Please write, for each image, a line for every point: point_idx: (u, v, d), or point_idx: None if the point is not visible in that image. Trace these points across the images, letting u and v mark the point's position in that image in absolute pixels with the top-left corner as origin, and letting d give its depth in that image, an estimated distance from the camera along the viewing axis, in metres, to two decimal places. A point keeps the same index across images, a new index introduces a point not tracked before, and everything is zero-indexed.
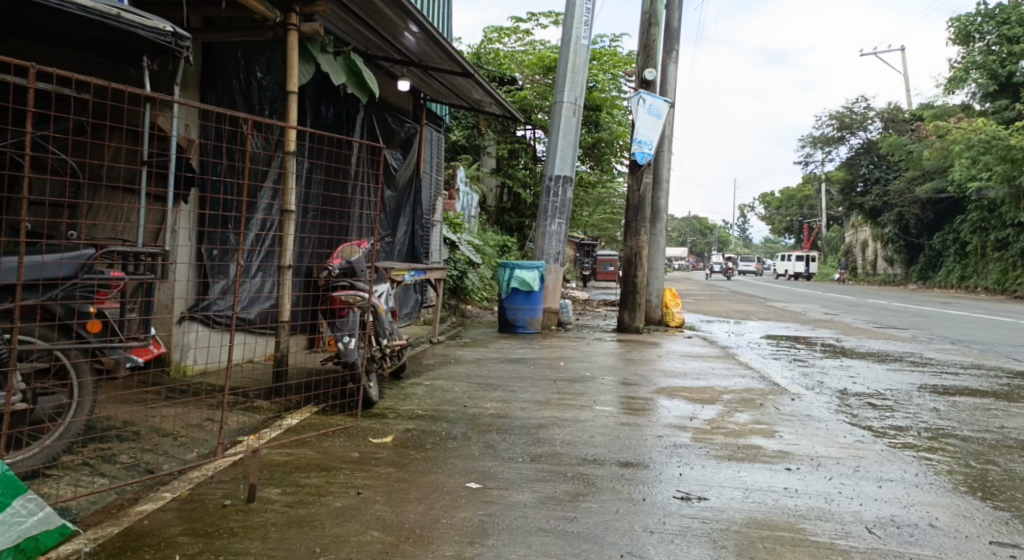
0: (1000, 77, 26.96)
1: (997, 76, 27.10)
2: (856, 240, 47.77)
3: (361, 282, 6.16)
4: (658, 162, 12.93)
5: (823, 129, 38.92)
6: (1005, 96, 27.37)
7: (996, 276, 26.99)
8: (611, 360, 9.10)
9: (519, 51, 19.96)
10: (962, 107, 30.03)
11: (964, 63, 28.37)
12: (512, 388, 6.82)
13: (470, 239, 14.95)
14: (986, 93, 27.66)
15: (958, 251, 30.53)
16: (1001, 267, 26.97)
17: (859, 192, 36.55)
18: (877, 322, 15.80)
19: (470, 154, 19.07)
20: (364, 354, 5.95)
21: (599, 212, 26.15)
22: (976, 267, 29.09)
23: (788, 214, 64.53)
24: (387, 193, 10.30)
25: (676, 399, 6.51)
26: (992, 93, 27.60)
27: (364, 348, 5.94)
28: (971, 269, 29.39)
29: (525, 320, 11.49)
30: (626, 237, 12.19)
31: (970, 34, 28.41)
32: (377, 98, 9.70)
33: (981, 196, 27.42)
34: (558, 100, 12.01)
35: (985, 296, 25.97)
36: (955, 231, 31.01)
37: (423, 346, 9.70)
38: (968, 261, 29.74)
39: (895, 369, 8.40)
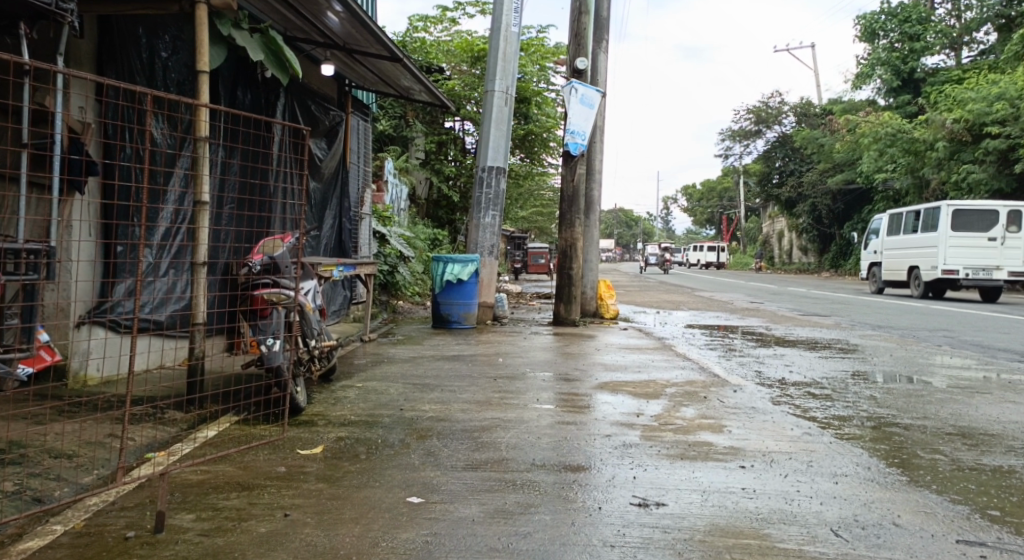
0: (902, 73, 27.52)
1: (900, 72, 27.64)
2: (772, 231, 48.65)
3: (285, 279, 5.75)
4: (591, 151, 12.71)
5: (741, 122, 39.40)
6: (907, 91, 28.03)
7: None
8: (548, 355, 8.81)
9: (444, 41, 19.51)
10: (869, 102, 30.64)
11: (869, 61, 28.85)
12: (450, 388, 6.47)
13: (400, 232, 14.51)
14: (890, 88, 28.14)
15: None
16: None
17: (775, 183, 37.15)
18: (801, 310, 15.91)
19: (398, 145, 18.73)
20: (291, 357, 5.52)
21: (525, 204, 25.87)
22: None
23: (709, 206, 65.47)
24: (313, 185, 9.84)
25: (620, 395, 6.25)
26: (895, 88, 28.14)
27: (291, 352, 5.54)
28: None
29: (459, 315, 11.12)
30: (561, 228, 11.92)
31: (875, 32, 28.83)
32: (298, 83, 9.22)
33: (887, 187, 28.11)
34: (489, 89, 11.65)
35: None
36: (862, 221, 31.79)
37: (353, 345, 9.25)
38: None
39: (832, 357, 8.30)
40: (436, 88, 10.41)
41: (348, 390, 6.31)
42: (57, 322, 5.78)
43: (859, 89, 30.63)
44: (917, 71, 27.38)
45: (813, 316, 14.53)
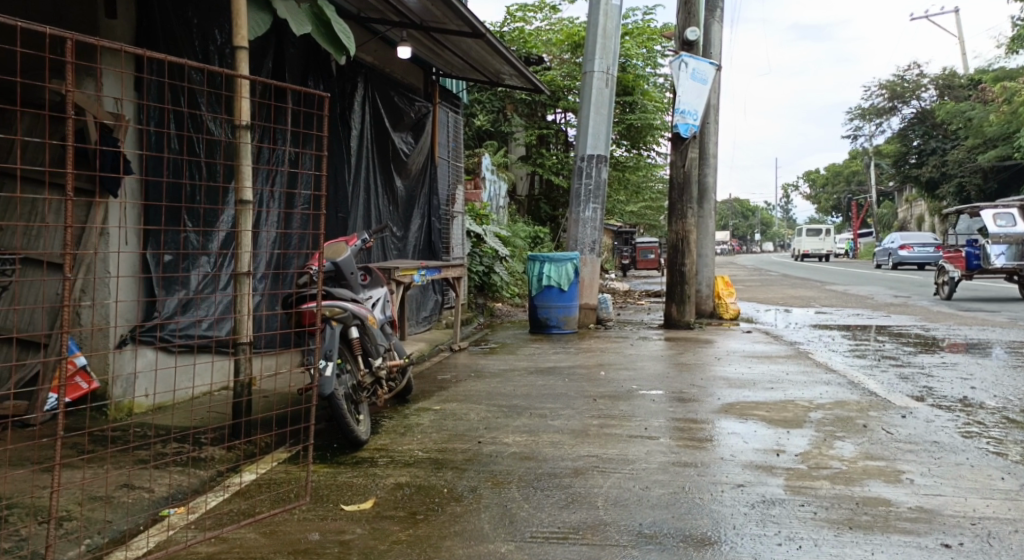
0: None
1: None
2: (910, 215, 45.61)
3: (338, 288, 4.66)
4: (704, 134, 11.47)
5: (874, 99, 36.77)
6: None
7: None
8: (660, 366, 7.69)
9: (546, 28, 18.46)
10: None
11: None
12: (544, 413, 5.46)
13: (498, 231, 13.58)
14: None
15: None
16: None
17: (913, 164, 34.54)
18: (956, 304, 14.15)
19: (497, 140, 18.01)
20: (344, 382, 4.48)
21: (637, 196, 24.56)
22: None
23: (834, 193, 62.23)
24: (397, 182, 8.94)
25: (751, 423, 5.09)
26: None
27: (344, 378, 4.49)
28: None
29: (559, 319, 10.10)
30: (671, 220, 10.76)
31: None
32: (378, 71, 8.36)
33: None
34: (587, 71, 10.59)
35: None
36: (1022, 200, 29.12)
37: (441, 356, 8.36)
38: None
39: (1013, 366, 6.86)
40: (529, 70, 9.38)
41: (422, 414, 5.33)
42: (93, 347, 4.94)
43: (1016, 52, 27.97)
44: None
45: (975, 312, 12.81)
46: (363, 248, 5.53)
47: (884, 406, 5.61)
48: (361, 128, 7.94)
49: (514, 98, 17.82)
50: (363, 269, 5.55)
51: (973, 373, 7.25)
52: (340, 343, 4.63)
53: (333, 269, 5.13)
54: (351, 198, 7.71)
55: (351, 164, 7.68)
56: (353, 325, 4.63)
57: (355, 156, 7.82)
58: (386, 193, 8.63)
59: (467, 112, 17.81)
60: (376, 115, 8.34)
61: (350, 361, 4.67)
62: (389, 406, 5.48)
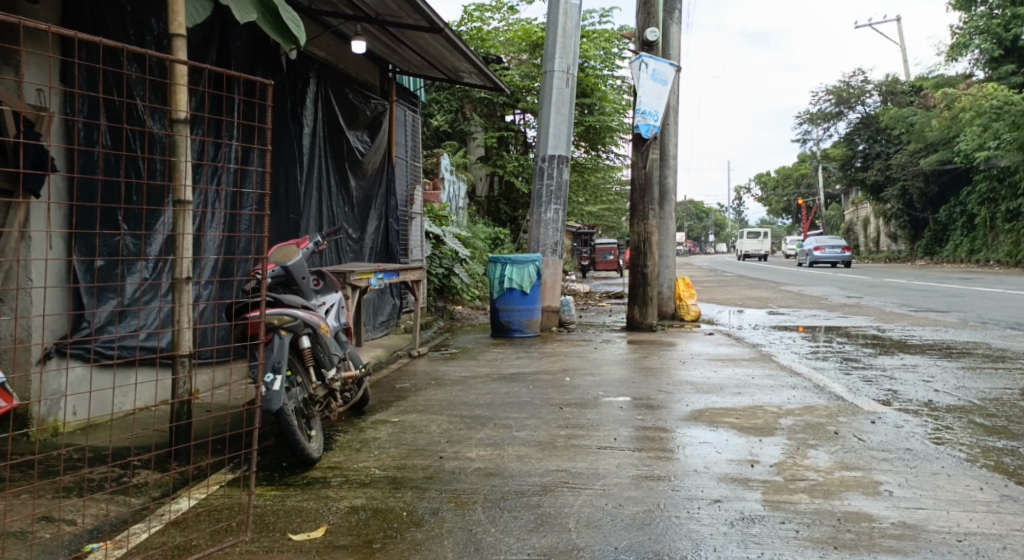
0: (1004, 41, 25.42)
1: (1002, 41, 25.54)
2: (858, 217, 46.32)
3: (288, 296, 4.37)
4: (665, 135, 11.35)
5: (822, 103, 37.19)
6: (1011, 60, 25.97)
7: (1007, 250, 25.58)
8: (624, 371, 7.53)
9: (503, 28, 18.27)
10: (965, 77, 28.47)
11: (966, 30, 26.77)
12: (508, 423, 5.24)
13: (458, 232, 13.34)
14: (991, 58, 26.18)
15: (966, 225, 29.24)
16: (1012, 239, 25.57)
17: (859, 167, 35.03)
18: (909, 305, 14.27)
19: (454, 140, 17.81)
20: (293, 399, 4.23)
21: (594, 198, 24.50)
22: (984, 241, 27.77)
23: (785, 194, 63.03)
24: (353, 183, 8.66)
25: (722, 432, 4.95)
26: (998, 58, 26.15)
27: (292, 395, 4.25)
28: (979, 243, 28.00)
29: (521, 323, 9.89)
30: (632, 222, 10.60)
31: None
32: (332, 68, 8.09)
33: (990, 165, 26.04)
34: (547, 70, 10.40)
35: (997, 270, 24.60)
36: (961, 204, 29.73)
37: (400, 362, 8.11)
38: (976, 234, 28.39)
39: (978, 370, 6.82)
40: (488, 68, 9.16)
41: (380, 427, 5.08)
42: (19, 363, 4.62)
43: (954, 61, 28.44)
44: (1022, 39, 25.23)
45: (927, 313, 12.90)
46: (314, 251, 5.29)
47: (855, 411, 5.49)
48: (313, 126, 7.67)
49: (472, 98, 17.61)
50: (315, 273, 5.33)
51: (936, 375, 7.21)
52: (290, 353, 4.39)
53: (283, 273, 4.89)
54: (303, 198, 7.42)
55: (302, 163, 7.40)
56: (303, 337, 4.36)
57: (306, 154, 7.54)
58: (340, 194, 8.35)
59: (425, 112, 17.55)
60: (330, 112, 8.06)
61: (300, 372, 4.44)
62: (345, 419, 5.24)
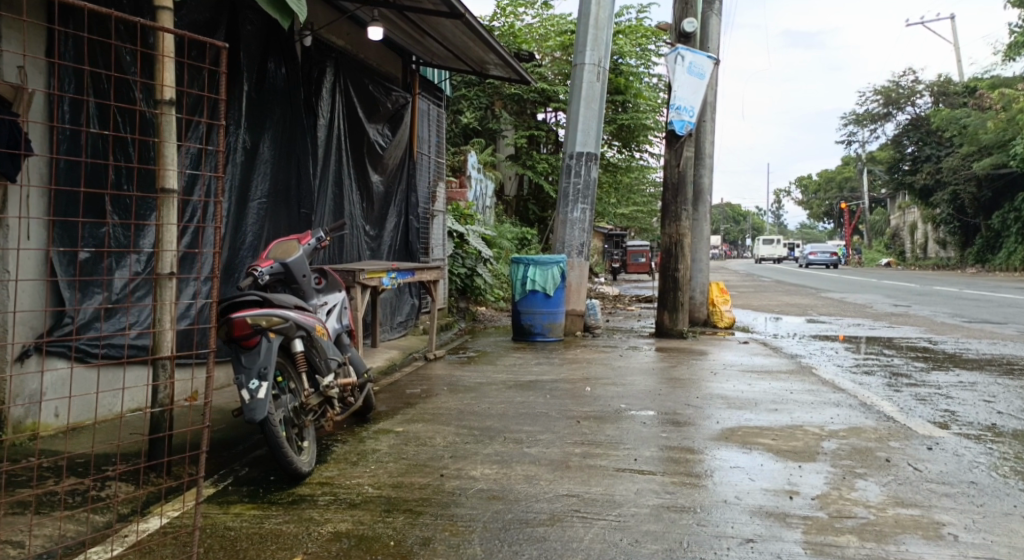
0: None
1: None
2: (905, 223, 45.17)
3: (279, 293, 3.87)
4: (699, 133, 10.85)
5: (869, 104, 36.27)
6: None
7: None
8: (651, 381, 7.06)
9: (536, 24, 17.84)
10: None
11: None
12: (521, 438, 4.81)
13: (483, 231, 12.93)
14: None
15: (1020, 231, 28.23)
16: None
17: (907, 170, 34.09)
18: (958, 315, 13.59)
19: (484, 138, 17.41)
20: (279, 408, 3.77)
21: (628, 199, 23.98)
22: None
23: (826, 199, 61.85)
24: (372, 178, 8.24)
25: (756, 456, 4.48)
26: None
27: (279, 403, 3.78)
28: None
29: (544, 326, 9.45)
30: (664, 222, 10.11)
31: None
32: (350, 56, 7.66)
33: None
34: (578, 62, 9.95)
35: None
36: (1016, 209, 28.71)
37: (414, 364, 7.71)
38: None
39: None
40: (516, 59, 8.75)
41: (381, 437, 4.65)
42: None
43: (1013, 60, 27.53)
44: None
45: (981, 325, 12.24)
46: (317, 248, 4.81)
47: (905, 436, 5.00)
48: (330, 117, 7.25)
49: (503, 95, 17.19)
50: (317, 271, 4.87)
51: (994, 395, 6.65)
52: (282, 356, 3.91)
53: (282, 270, 4.46)
54: (317, 193, 7.00)
55: (317, 156, 6.98)
56: (295, 340, 3.87)
57: (323, 147, 7.12)
58: (358, 189, 7.93)
59: (454, 108, 17.38)
60: (348, 104, 7.65)
61: (293, 377, 3.97)
62: (345, 427, 4.79)
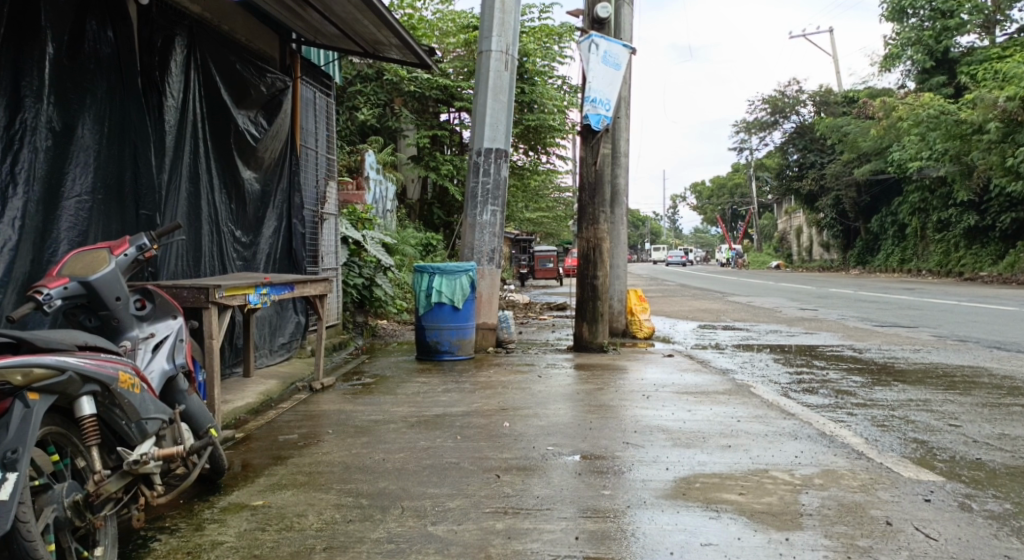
0: (935, 53, 24.77)
1: (933, 52, 24.91)
2: (791, 226, 46.07)
3: (43, 336, 2.74)
4: (615, 129, 9.97)
5: (757, 114, 36.42)
6: (941, 72, 25.27)
7: (938, 259, 24.96)
8: (577, 411, 6.03)
9: (436, 19, 16.75)
10: (900, 86, 27.98)
11: (898, 42, 26.21)
12: (424, 508, 3.67)
13: (383, 238, 11.72)
14: (921, 71, 25.51)
15: (897, 234, 28.70)
16: (942, 249, 24.97)
17: (793, 176, 34.30)
18: (868, 319, 13.16)
19: (383, 137, 16.17)
20: (38, 505, 2.63)
21: (535, 202, 23.07)
22: (916, 250, 27.20)
23: (719, 204, 62.80)
24: (243, 173, 6.94)
25: (728, 525, 3.51)
26: (927, 70, 25.46)
27: (38, 500, 2.64)
28: (910, 252, 27.47)
29: (451, 343, 8.33)
30: (581, 226, 9.09)
31: (902, 10, 25.97)
32: (209, 26, 6.39)
33: (922, 176, 25.47)
34: (483, 49, 8.88)
35: (930, 279, 23.89)
36: (893, 214, 29.14)
37: (300, 396, 6.47)
38: (907, 244, 27.85)
39: (1014, 426, 5.54)
40: (415, 41, 7.60)
41: (231, 517, 3.42)
42: None
43: (888, 72, 28.00)
44: (952, 51, 24.60)
45: (896, 330, 11.72)
46: (139, 261, 3.54)
47: (893, 484, 4.12)
48: (182, 99, 5.99)
49: (403, 91, 15.96)
50: (138, 292, 3.59)
51: (956, 418, 5.86)
52: (62, 425, 2.78)
53: (83, 291, 3.27)
54: (165, 191, 5.74)
55: (163, 146, 5.71)
56: (69, 400, 2.72)
57: (171, 135, 5.85)
58: (224, 186, 6.65)
59: (351, 104, 16.06)
60: (210, 84, 6.38)
61: (82, 452, 2.83)
62: (181, 503, 3.54)
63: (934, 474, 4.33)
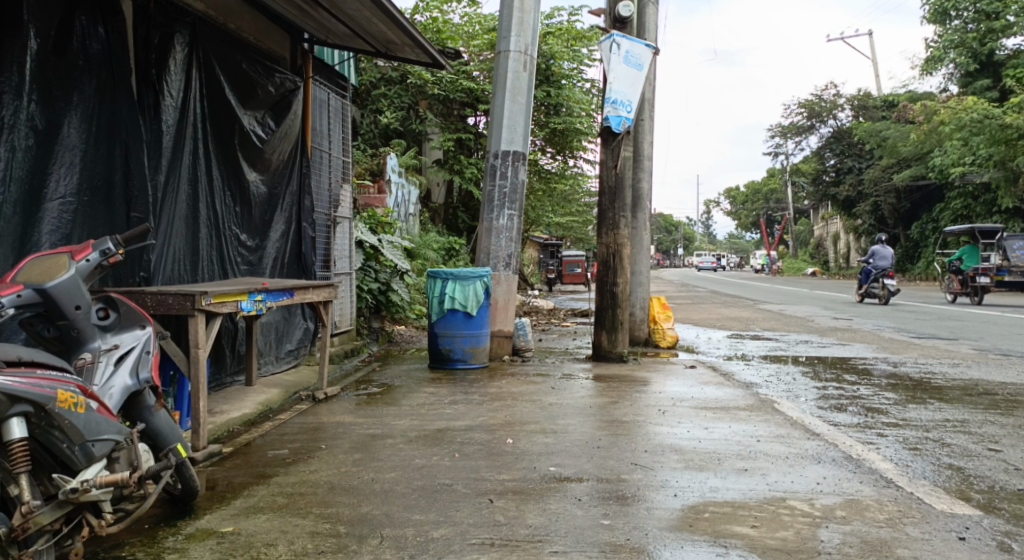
0: (980, 56, 24.08)
1: (977, 55, 24.22)
2: (827, 232, 45.22)
3: None
4: (638, 132, 9.66)
5: (793, 118, 35.76)
6: (985, 75, 24.58)
7: None
8: (589, 426, 5.73)
9: (462, 21, 16.52)
10: (943, 89, 27.26)
11: (941, 44, 25.53)
12: (407, 537, 3.46)
13: (403, 242, 11.48)
14: (965, 74, 24.82)
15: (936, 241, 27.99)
16: None
17: (829, 181, 33.62)
18: (905, 330, 12.68)
19: (408, 139, 15.94)
20: None
21: (563, 206, 22.73)
22: None
23: (753, 210, 61.95)
24: (248, 175, 6.72)
25: None
26: (971, 73, 24.77)
27: None
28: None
29: (465, 351, 8.04)
30: (600, 231, 8.77)
31: (945, 12, 25.26)
32: (212, 23, 6.18)
33: (965, 182, 24.78)
34: (501, 49, 8.62)
35: None
36: (933, 220, 28.40)
37: (301, 406, 6.25)
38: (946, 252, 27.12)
39: None
40: (428, 40, 7.33)
41: (196, 546, 3.26)
42: None
43: (929, 76, 27.30)
44: (997, 54, 23.91)
45: (933, 342, 11.26)
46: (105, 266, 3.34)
47: (923, 518, 3.79)
48: (181, 98, 5.77)
49: (428, 93, 15.74)
50: (102, 300, 3.37)
51: (996, 441, 5.46)
52: None
53: (39, 300, 3.06)
54: (160, 193, 5.53)
55: (159, 147, 5.50)
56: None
57: (169, 136, 5.64)
58: (227, 189, 6.43)
59: (375, 106, 15.83)
60: (213, 83, 6.16)
61: (15, 479, 2.80)
62: (147, 529, 3.41)
63: (971, 507, 3.98)
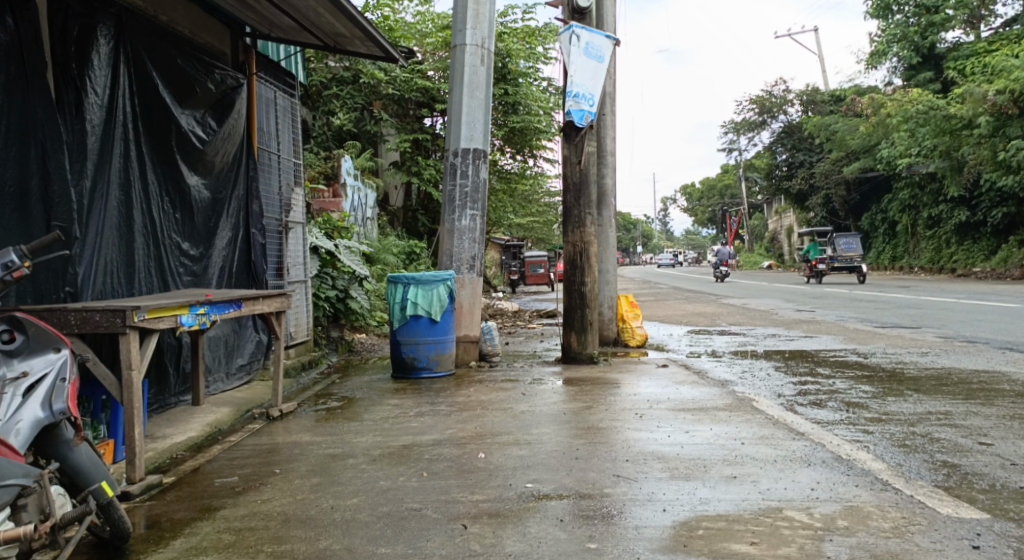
0: (921, 49, 24.24)
1: (919, 48, 24.39)
2: (782, 226, 45.49)
3: None
4: (601, 127, 9.35)
5: (745, 114, 35.85)
6: (927, 68, 24.76)
7: (930, 256, 24.44)
8: (564, 435, 5.37)
9: (412, 21, 16.09)
10: (887, 83, 27.44)
11: (884, 39, 25.68)
12: None
13: (362, 247, 11.03)
14: (908, 67, 24.99)
15: (888, 231, 28.19)
16: (934, 246, 24.48)
17: (783, 176, 33.72)
18: (869, 320, 12.52)
19: (362, 142, 15.45)
20: None
21: (523, 207, 22.35)
22: (907, 247, 26.63)
23: (709, 206, 62.25)
24: (187, 178, 6.27)
25: None
26: (914, 66, 24.94)
27: None
28: (901, 249, 26.94)
29: (429, 358, 7.65)
30: (567, 230, 8.43)
31: (887, 7, 25.36)
32: (142, 14, 5.73)
33: (911, 173, 24.94)
34: (457, 43, 8.25)
35: (924, 277, 23.34)
36: (883, 211, 28.59)
37: (255, 425, 5.81)
38: (898, 241, 27.33)
39: None
40: (377, 31, 6.90)
41: None
42: None
43: (874, 69, 27.46)
44: (938, 47, 24.08)
45: (899, 331, 11.10)
46: (9, 283, 3.15)
47: (931, 525, 3.49)
48: (109, 97, 5.32)
49: (381, 94, 15.28)
50: (6, 321, 3.11)
51: (986, 434, 5.21)
52: None
53: None
54: (87, 199, 5.08)
55: (82, 150, 5.06)
56: None
57: (95, 137, 5.19)
58: (165, 194, 5.97)
59: (326, 108, 15.25)
60: (145, 80, 5.71)
61: None
62: None
63: (978, 510, 3.70)
